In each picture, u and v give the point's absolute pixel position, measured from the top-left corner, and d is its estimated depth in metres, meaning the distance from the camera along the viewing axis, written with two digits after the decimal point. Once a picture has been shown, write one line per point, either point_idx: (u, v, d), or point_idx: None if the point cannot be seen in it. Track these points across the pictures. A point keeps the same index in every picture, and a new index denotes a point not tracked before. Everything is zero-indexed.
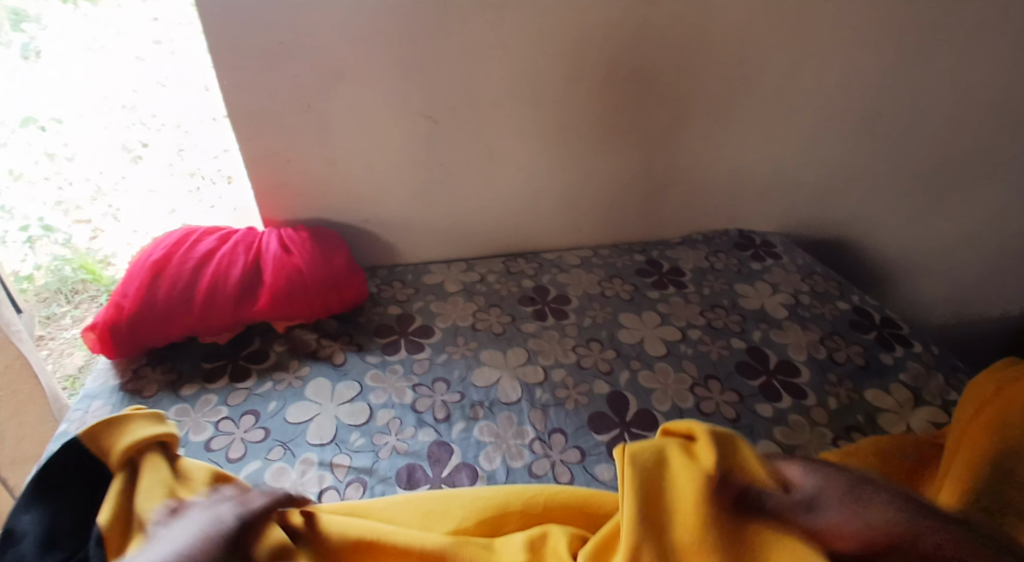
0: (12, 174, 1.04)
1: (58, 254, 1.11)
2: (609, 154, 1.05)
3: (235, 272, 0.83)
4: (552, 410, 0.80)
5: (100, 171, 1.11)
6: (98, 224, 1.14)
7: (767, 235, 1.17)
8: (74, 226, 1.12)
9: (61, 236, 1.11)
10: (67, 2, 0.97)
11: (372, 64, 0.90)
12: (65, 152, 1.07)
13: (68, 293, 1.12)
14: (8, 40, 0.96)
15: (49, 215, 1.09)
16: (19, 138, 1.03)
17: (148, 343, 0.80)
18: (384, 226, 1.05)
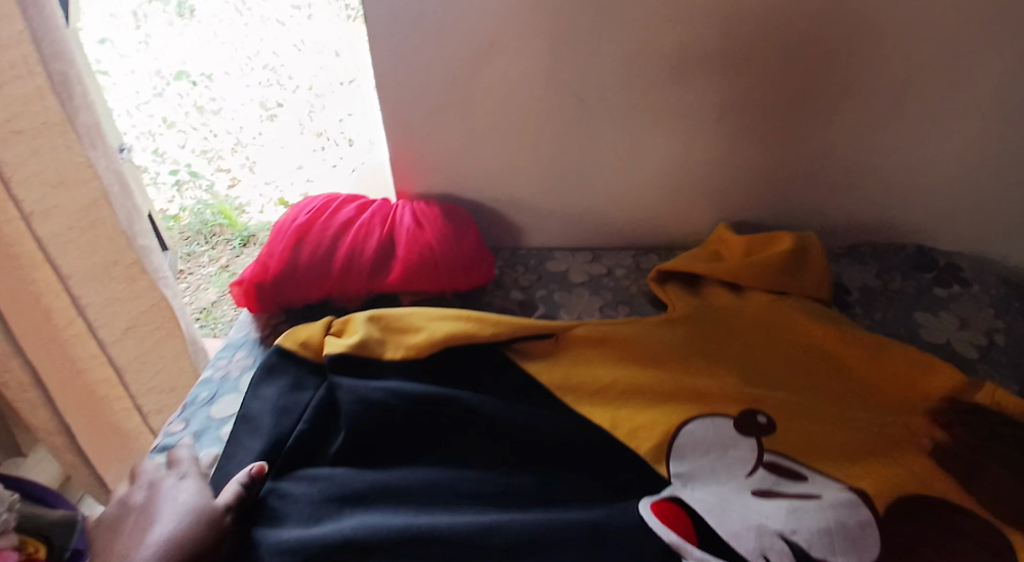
0: (165, 122, 1.18)
1: (201, 200, 1.35)
2: (771, 147, 0.93)
3: (369, 244, 0.81)
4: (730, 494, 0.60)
5: (241, 126, 1.17)
6: (236, 174, 1.26)
7: (953, 253, 0.99)
8: (214, 173, 1.27)
9: (205, 184, 1.30)
10: None
11: (523, 36, 0.84)
12: (212, 105, 1.15)
13: (207, 234, 1.43)
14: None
15: (195, 163, 1.26)
16: (173, 89, 1.14)
17: (287, 302, 0.81)
18: (515, 208, 1.01)
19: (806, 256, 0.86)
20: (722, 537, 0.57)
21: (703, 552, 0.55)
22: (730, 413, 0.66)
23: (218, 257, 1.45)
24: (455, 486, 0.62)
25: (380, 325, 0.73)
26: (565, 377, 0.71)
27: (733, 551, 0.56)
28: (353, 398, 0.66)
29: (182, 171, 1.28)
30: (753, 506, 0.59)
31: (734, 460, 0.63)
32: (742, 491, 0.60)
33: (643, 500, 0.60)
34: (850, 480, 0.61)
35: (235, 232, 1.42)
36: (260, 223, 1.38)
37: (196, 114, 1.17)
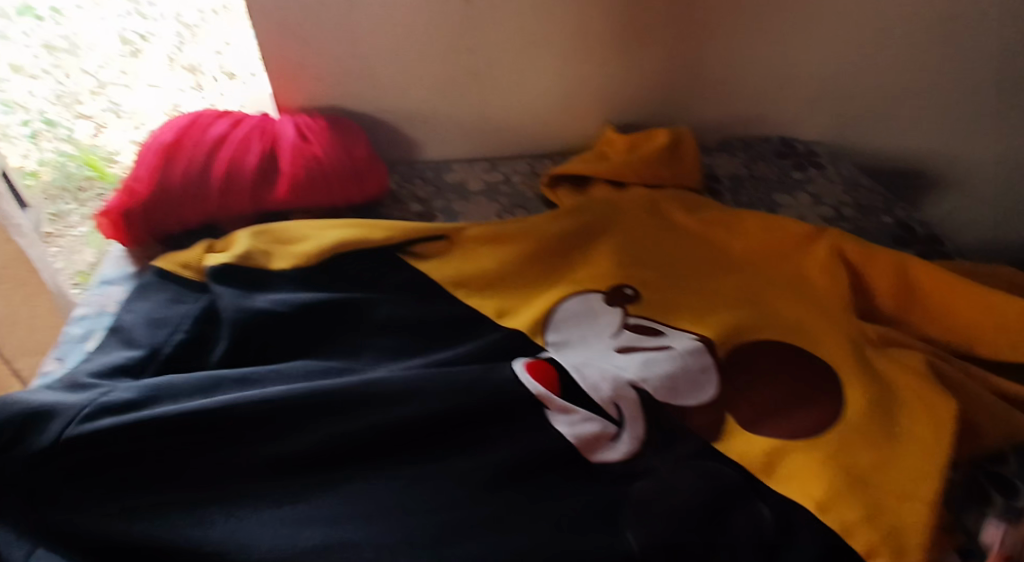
0: (12, 67, 1.12)
1: (62, 150, 1.20)
2: (648, 45, 0.97)
3: (249, 159, 0.79)
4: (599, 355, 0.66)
5: (102, 65, 1.14)
6: (101, 120, 1.19)
7: (813, 142, 1.10)
8: (76, 121, 1.19)
9: (64, 131, 1.19)
10: None
11: None
12: (64, 43, 1.12)
13: (73, 190, 1.21)
14: None
15: (51, 110, 1.17)
16: (18, 27, 1.10)
17: (164, 227, 0.77)
18: (407, 119, 1.01)
19: (680, 147, 0.93)
20: (584, 390, 0.62)
21: (565, 403, 0.61)
22: (600, 289, 0.74)
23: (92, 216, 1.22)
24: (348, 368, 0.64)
25: (266, 239, 0.73)
26: (458, 270, 0.75)
27: (591, 401, 0.62)
28: (237, 307, 0.65)
29: (36, 121, 1.17)
30: (613, 359, 0.66)
31: (603, 326, 0.70)
32: (608, 349, 0.67)
33: (517, 359, 0.65)
34: (702, 330, 0.68)
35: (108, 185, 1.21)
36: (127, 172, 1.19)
37: (47, 56, 1.13)
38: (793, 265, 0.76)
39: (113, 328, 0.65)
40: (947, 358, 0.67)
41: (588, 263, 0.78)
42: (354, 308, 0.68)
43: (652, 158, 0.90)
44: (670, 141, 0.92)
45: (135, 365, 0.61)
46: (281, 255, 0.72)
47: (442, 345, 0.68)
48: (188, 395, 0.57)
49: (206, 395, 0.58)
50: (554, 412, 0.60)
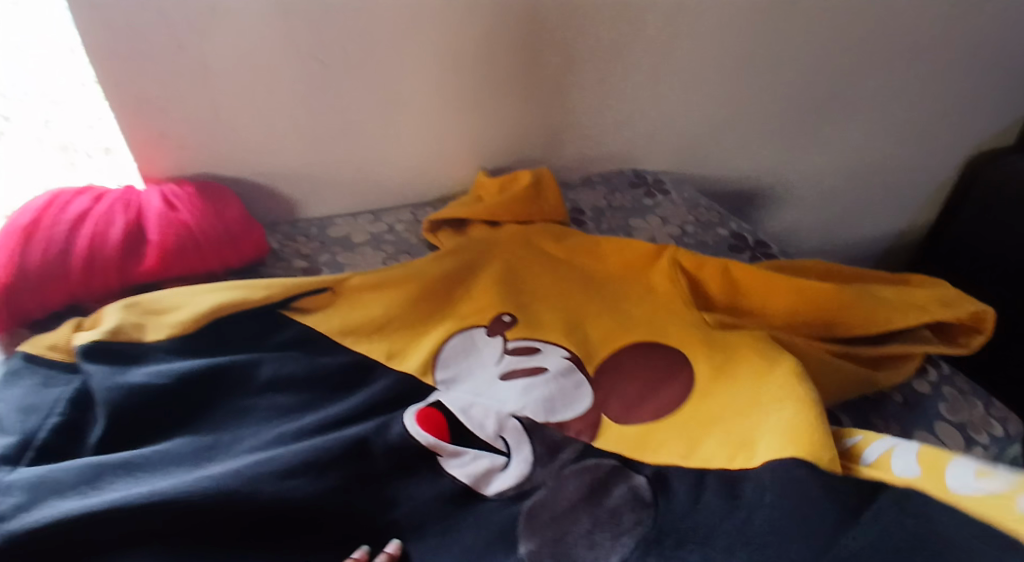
0: None
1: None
2: (507, 95, 1.06)
3: (114, 233, 0.78)
4: (482, 392, 0.71)
5: None
6: None
7: (661, 172, 1.24)
8: None
9: None
10: None
11: (250, 3, 0.86)
12: None
13: None
14: None
15: None
16: None
17: (25, 312, 0.74)
18: (282, 179, 1.04)
19: (542, 185, 1.02)
20: (471, 431, 0.67)
21: (455, 446, 0.65)
22: (483, 323, 0.79)
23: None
24: (237, 436, 0.65)
25: (138, 311, 0.72)
26: (344, 318, 0.78)
27: (477, 439, 0.66)
28: (110, 384, 0.64)
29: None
30: (493, 394, 0.71)
31: (484, 359, 0.75)
32: (490, 380, 0.73)
33: (409, 410, 0.68)
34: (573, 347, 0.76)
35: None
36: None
37: None
38: (642, 279, 0.85)
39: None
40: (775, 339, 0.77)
41: (470, 300, 0.83)
42: (238, 370, 0.69)
43: (521, 198, 0.98)
44: (536, 182, 1.02)
45: (8, 457, 0.58)
46: (156, 324, 0.72)
47: (333, 396, 0.71)
48: (73, 494, 0.56)
49: (88, 493, 0.56)
50: (446, 458, 0.64)
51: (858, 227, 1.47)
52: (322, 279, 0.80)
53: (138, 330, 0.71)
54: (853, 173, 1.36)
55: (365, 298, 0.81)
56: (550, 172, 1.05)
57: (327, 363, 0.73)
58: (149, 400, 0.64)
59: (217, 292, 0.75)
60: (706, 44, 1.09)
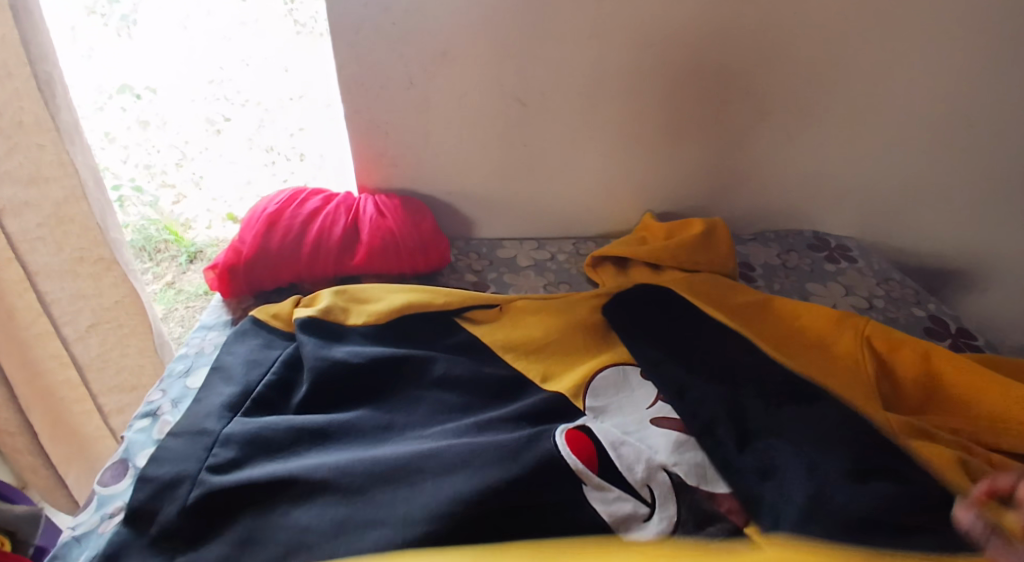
0: (107, 136, 1.31)
1: (144, 214, 1.48)
2: (691, 145, 1.07)
3: (336, 230, 0.90)
4: (635, 433, 0.71)
5: (185, 142, 1.35)
6: (182, 190, 1.45)
7: (844, 237, 1.17)
8: (158, 191, 1.44)
9: (148, 198, 1.44)
10: None
11: (468, 46, 0.96)
12: (157, 120, 1.31)
13: (151, 249, 1.53)
14: (109, 11, 1.16)
15: (138, 177, 1.40)
16: (116, 103, 1.27)
17: (259, 284, 0.88)
18: (466, 200, 1.12)
19: (714, 235, 1.02)
20: (620, 470, 0.66)
21: (601, 480, 0.65)
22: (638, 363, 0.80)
23: (163, 274, 1.56)
24: (399, 421, 0.72)
25: (345, 296, 0.85)
26: (508, 333, 0.84)
27: (625, 480, 0.66)
28: (318, 354, 0.75)
29: (125, 186, 1.41)
30: (646, 439, 0.70)
31: (638, 399, 0.76)
32: (644, 421, 0.73)
33: (561, 426, 0.70)
34: None
35: (181, 248, 1.55)
36: (206, 238, 1.55)
37: (138, 129, 1.32)
38: (818, 344, 0.82)
39: (215, 367, 0.76)
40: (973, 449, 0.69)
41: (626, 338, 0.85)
42: (414, 362, 0.77)
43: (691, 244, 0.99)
44: (712, 232, 1.02)
45: (233, 402, 0.71)
46: (352, 314, 0.83)
47: (494, 402, 0.76)
48: (269, 458, 0.66)
49: (290, 456, 0.66)
50: (590, 489, 0.64)
51: None
52: (490, 297, 0.89)
53: (338, 315, 0.82)
54: None
55: (526, 318, 0.87)
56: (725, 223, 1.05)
57: (491, 372, 0.78)
58: (336, 378, 0.74)
59: (403, 294, 0.86)
60: (913, 110, 1.03)
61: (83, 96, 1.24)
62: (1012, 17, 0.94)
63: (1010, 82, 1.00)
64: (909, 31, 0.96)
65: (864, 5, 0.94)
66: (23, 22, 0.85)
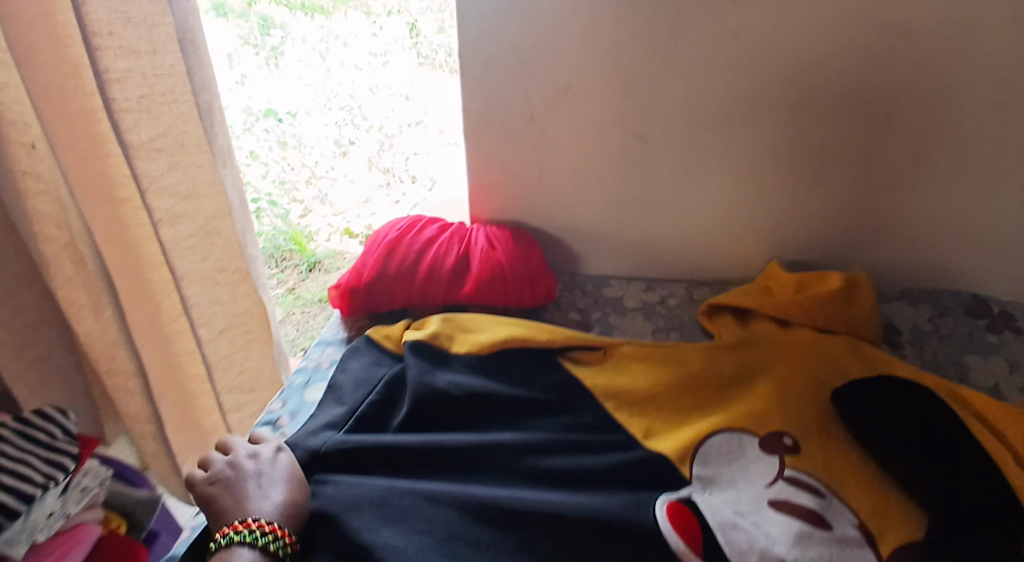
0: (252, 154, 1.57)
1: (276, 226, 1.62)
2: (827, 190, 0.99)
3: (449, 259, 0.90)
4: (749, 514, 0.64)
5: (318, 161, 1.60)
6: (308, 205, 1.64)
7: (1004, 301, 1.03)
8: (290, 205, 1.63)
9: (280, 211, 1.62)
10: (308, 17, 1.41)
11: (596, 80, 0.94)
12: (292, 140, 1.57)
13: (277, 258, 1.62)
14: (263, 42, 1.44)
15: (274, 193, 1.61)
16: (262, 124, 1.54)
17: (375, 307, 0.89)
18: (577, 236, 1.10)
19: (856, 292, 0.93)
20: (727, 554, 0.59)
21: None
22: (758, 432, 0.73)
23: (285, 281, 1.61)
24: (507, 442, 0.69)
25: (452, 325, 0.84)
26: (617, 380, 0.80)
27: None
28: (422, 381, 0.74)
29: (263, 199, 1.59)
30: (762, 524, 0.62)
31: (755, 473, 0.68)
32: (760, 500, 0.65)
33: (661, 496, 0.65)
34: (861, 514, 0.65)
35: (304, 257, 1.63)
36: (326, 249, 1.65)
37: (278, 149, 1.57)
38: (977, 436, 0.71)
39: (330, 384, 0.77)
40: None
41: (741, 400, 0.78)
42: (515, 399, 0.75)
43: (819, 302, 0.91)
44: (852, 289, 0.94)
45: (338, 420, 0.71)
46: (457, 341, 0.82)
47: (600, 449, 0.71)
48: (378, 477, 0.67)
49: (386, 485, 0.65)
50: None
51: None
52: (597, 339, 0.85)
53: (444, 341, 0.81)
54: None
55: (636, 365, 0.83)
56: (867, 275, 0.97)
57: (587, 421, 0.74)
58: (442, 399, 0.73)
59: (508, 326, 0.84)
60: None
61: (239, 119, 1.50)
62: None
63: None
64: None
65: None
66: (189, 53, 0.96)
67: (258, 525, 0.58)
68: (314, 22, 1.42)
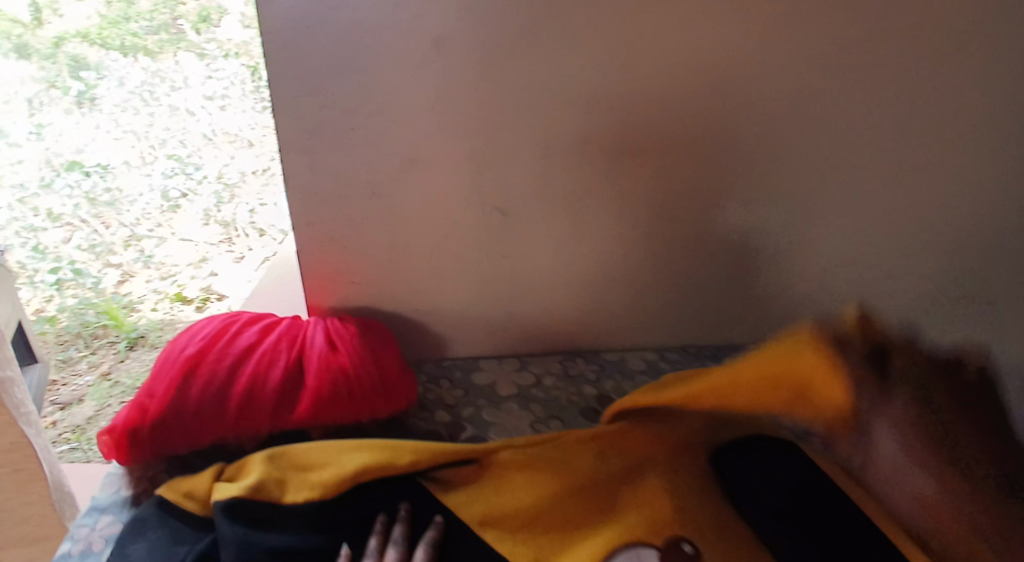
0: (51, 215, 1.32)
1: (84, 296, 1.33)
2: (688, 252, 0.95)
3: (275, 373, 0.75)
4: None
5: (140, 219, 1.35)
6: (127, 269, 1.37)
7: None
8: (103, 271, 1.36)
9: (89, 281, 1.34)
10: (128, 56, 1.24)
11: (443, 151, 0.83)
12: (105, 196, 1.34)
13: (87, 337, 1.31)
14: (68, 86, 1.25)
15: (79, 260, 1.34)
16: (65, 178, 1.31)
17: (169, 449, 0.72)
18: (436, 317, 0.98)
19: None
20: None
21: None
22: (655, 542, 0.64)
23: (98, 364, 1.27)
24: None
25: (281, 464, 0.69)
26: (491, 504, 0.69)
27: None
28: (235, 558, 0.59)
29: (65, 268, 1.33)
30: None
31: None
32: None
33: None
34: None
35: (122, 333, 1.31)
36: (150, 320, 1.33)
37: (86, 206, 1.33)
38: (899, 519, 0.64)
39: None
40: None
41: (635, 505, 0.68)
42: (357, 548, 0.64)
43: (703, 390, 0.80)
44: None
45: None
46: (288, 492, 0.67)
47: None
48: None
49: None
50: None
51: None
52: (465, 449, 0.73)
53: (270, 493, 0.66)
54: None
55: (510, 475, 0.72)
56: None
57: None
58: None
59: (354, 454, 0.70)
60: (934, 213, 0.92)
61: (36, 170, 1.29)
62: None
63: None
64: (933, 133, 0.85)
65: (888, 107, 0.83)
66: None
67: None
68: (136, 63, 1.25)
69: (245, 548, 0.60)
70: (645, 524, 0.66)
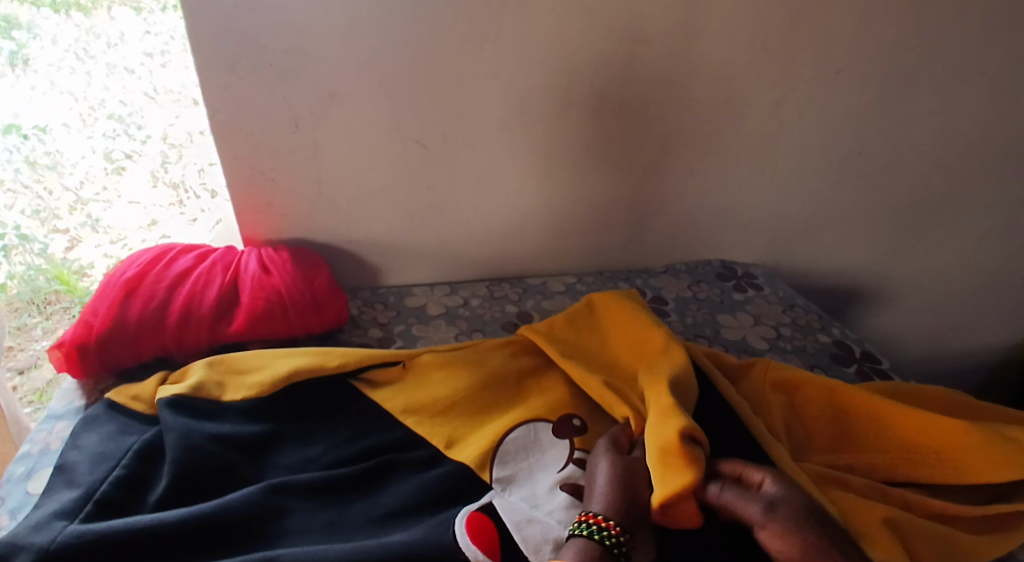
0: None
1: (33, 263, 1.07)
2: (597, 183, 1.05)
3: (211, 293, 0.83)
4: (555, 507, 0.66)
5: (82, 181, 1.10)
6: (76, 233, 1.12)
7: (750, 264, 1.18)
8: (51, 236, 1.09)
9: (37, 246, 1.08)
10: (57, 11, 1.00)
11: (360, 86, 0.90)
12: (47, 160, 1.06)
13: (41, 303, 1.08)
14: None
15: (26, 223, 1.06)
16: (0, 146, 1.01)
17: (116, 361, 0.80)
18: (368, 247, 1.06)
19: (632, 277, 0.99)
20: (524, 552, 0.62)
21: None
22: (550, 419, 0.76)
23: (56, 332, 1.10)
24: (282, 485, 0.68)
25: (221, 369, 0.78)
26: (410, 398, 0.78)
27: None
28: (179, 443, 0.68)
29: (9, 235, 1.05)
30: (556, 512, 0.66)
31: (549, 461, 0.71)
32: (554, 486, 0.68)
33: (462, 509, 0.67)
34: None
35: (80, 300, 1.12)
36: None
37: (26, 171, 1.05)
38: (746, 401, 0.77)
39: (57, 465, 0.68)
40: (889, 494, 0.69)
41: (538, 393, 0.80)
42: (291, 435, 0.74)
43: (603, 298, 0.91)
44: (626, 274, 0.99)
45: (71, 508, 0.62)
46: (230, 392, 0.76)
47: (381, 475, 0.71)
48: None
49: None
50: None
51: (980, 340, 1.31)
52: (390, 355, 0.82)
53: (213, 393, 0.75)
54: (974, 282, 1.23)
55: (430, 374, 0.82)
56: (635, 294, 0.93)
57: (372, 442, 0.74)
58: (204, 461, 0.68)
59: (292, 359, 0.79)
60: (809, 139, 1.03)
61: None
62: (893, 47, 0.95)
63: (898, 114, 1.02)
64: (798, 62, 0.95)
65: (762, 38, 0.93)
66: None
67: (606, 526, 0.59)
68: (69, 20, 1.02)
69: (190, 435, 0.69)
70: (541, 405, 0.77)
